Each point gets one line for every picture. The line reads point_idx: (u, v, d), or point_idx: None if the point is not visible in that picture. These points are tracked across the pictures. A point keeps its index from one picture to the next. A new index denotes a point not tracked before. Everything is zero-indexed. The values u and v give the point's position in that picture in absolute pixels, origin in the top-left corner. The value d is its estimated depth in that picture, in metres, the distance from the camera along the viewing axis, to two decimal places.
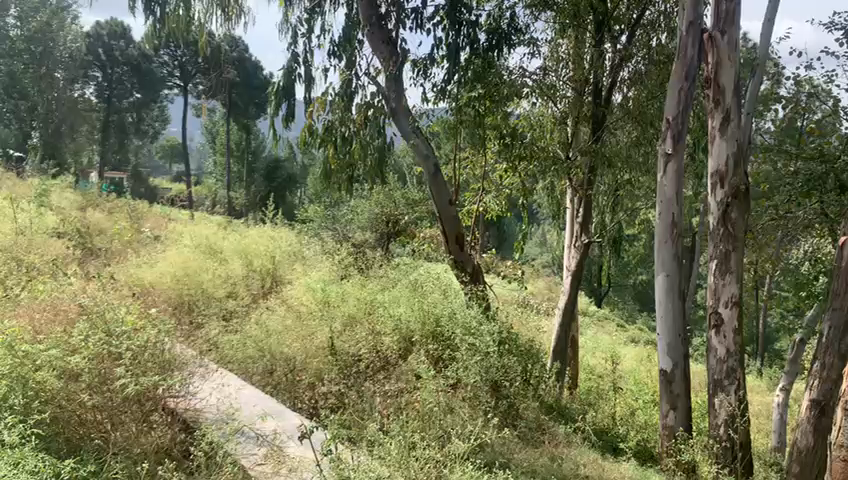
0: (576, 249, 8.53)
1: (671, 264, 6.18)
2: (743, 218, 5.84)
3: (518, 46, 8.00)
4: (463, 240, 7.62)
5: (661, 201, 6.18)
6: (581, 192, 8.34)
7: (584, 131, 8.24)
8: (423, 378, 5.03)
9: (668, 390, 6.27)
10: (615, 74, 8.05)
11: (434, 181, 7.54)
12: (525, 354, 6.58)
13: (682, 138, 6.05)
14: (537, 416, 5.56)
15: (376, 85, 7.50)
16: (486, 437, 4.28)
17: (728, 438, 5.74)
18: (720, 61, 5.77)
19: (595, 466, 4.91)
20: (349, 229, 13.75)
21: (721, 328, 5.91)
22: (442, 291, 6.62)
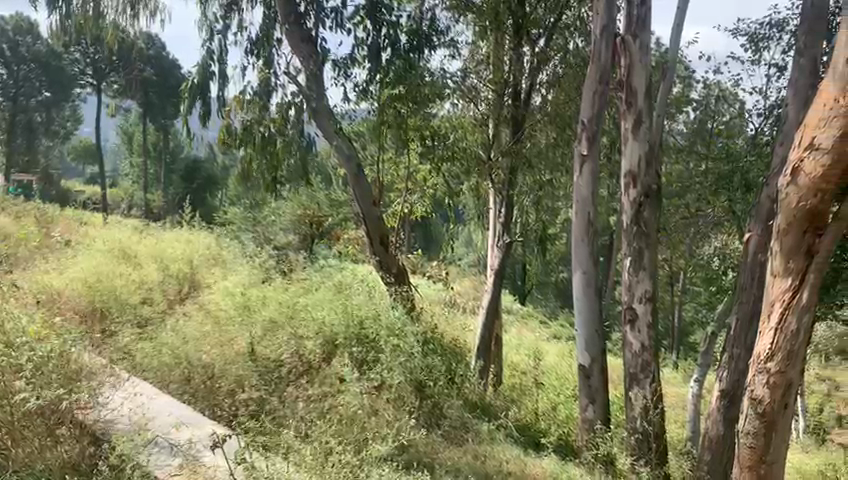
0: (499, 248, 8.57)
1: (588, 261, 6.33)
2: (655, 216, 6.07)
3: (440, 48, 8.05)
4: (388, 242, 7.65)
5: (576, 200, 6.33)
6: (503, 193, 8.48)
7: (504, 132, 8.27)
8: (346, 382, 4.98)
9: (587, 383, 6.45)
10: (534, 76, 8.15)
11: (357, 182, 7.48)
12: (450, 353, 6.63)
13: (597, 139, 6.23)
14: (461, 414, 5.50)
15: (295, 85, 7.40)
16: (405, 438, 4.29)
17: (643, 430, 5.93)
18: (632, 64, 5.94)
19: (518, 462, 4.98)
20: (271, 231, 13.52)
21: (636, 323, 6.12)
22: (368, 292, 6.59)
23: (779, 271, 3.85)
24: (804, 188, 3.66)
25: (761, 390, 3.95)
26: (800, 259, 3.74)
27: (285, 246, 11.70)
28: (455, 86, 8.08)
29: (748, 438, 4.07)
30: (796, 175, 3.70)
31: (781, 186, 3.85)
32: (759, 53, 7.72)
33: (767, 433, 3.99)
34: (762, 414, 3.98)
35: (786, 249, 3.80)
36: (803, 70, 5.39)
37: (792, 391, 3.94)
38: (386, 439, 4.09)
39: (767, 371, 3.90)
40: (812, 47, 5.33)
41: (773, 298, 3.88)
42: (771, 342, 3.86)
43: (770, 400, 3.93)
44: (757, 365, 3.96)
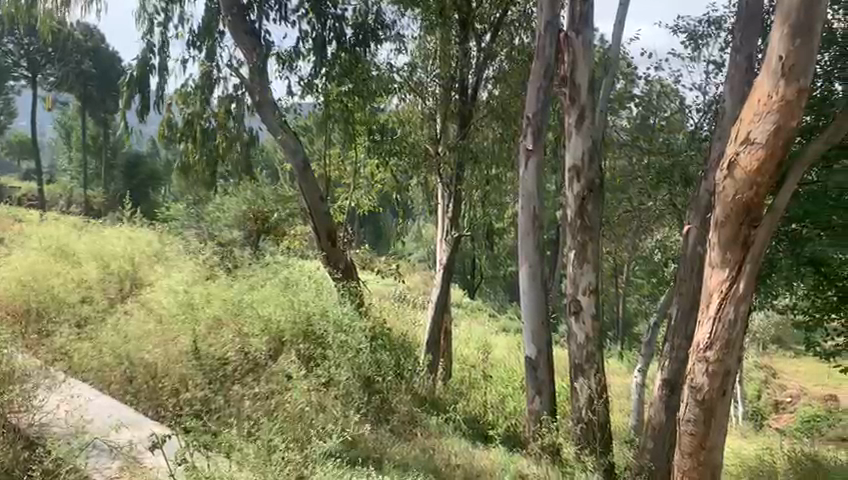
0: (447, 243, 8.60)
1: (534, 255, 6.41)
2: (598, 210, 6.17)
3: (386, 42, 8.00)
4: (336, 238, 7.59)
5: (522, 195, 6.39)
6: (451, 187, 8.49)
7: (452, 127, 8.34)
8: (294, 379, 4.91)
9: (534, 375, 6.50)
10: (481, 71, 8.27)
11: (303, 176, 7.39)
12: (399, 348, 6.60)
13: (541, 135, 6.29)
14: (410, 410, 5.64)
15: (239, 78, 7.26)
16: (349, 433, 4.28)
17: (588, 419, 6.05)
18: (575, 60, 6.00)
19: (465, 455, 5.00)
20: (216, 227, 13.29)
21: (580, 314, 6.23)
22: (316, 288, 6.51)
23: (717, 263, 3.95)
24: (740, 182, 3.77)
25: (701, 378, 4.05)
26: (737, 251, 3.85)
27: (230, 242, 11.50)
28: (401, 80, 8.04)
29: (689, 424, 4.17)
30: (733, 169, 3.81)
31: (717, 180, 3.95)
32: (698, 50, 7.90)
33: (707, 419, 4.10)
34: (702, 401, 4.08)
35: (723, 241, 3.90)
36: (738, 68, 5.55)
37: (730, 378, 4.06)
38: (331, 436, 4.06)
39: (707, 360, 4.00)
40: (747, 44, 5.46)
41: (711, 289, 3.98)
42: (710, 332, 3.97)
43: (709, 388, 4.04)
44: (696, 354, 4.06)
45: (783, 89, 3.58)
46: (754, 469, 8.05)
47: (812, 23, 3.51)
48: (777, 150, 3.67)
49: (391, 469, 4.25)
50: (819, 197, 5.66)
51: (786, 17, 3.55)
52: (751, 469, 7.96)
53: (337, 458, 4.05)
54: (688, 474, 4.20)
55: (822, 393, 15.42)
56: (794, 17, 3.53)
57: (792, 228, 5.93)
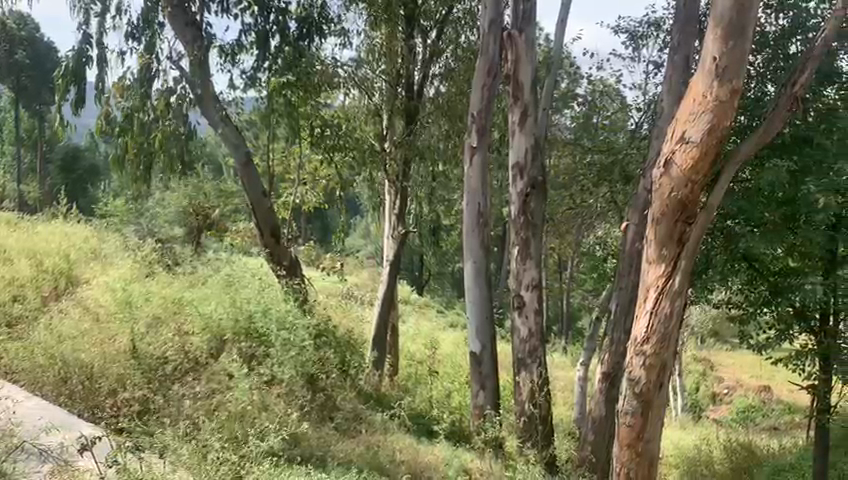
0: (394, 239, 8.62)
1: (478, 251, 6.46)
2: (541, 206, 6.29)
3: (331, 36, 7.94)
4: (279, 234, 7.50)
5: (467, 191, 6.42)
6: (397, 184, 8.49)
7: (398, 122, 8.34)
8: (235, 378, 4.84)
9: (478, 370, 6.55)
10: (427, 67, 8.25)
11: (245, 171, 7.28)
12: (345, 346, 6.51)
13: (486, 132, 6.33)
14: (354, 407, 5.64)
15: (179, 70, 7.10)
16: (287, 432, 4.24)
17: (530, 412, 6.15)
18: (518, 58, 6.08)
19: (410, 451, 5.02)
20: (157, 223, 13.04)
21: (524, 310, 6.31)
22: (259, 285, 6.41)
23: (653, 259, 4.05)
24: (676, 180, 3.86)
25: (638, 372, 4.14)
26: (673, 247, 3.95)
27: (171, 239, 11.24)
28: (347, 75, 7.96)
29: (627, 416, 4.27)
30: (669, 167, 3.89)
31: (654, 177, 4.04)
32: (639, 50, 8.07)
33: (645, 412, 4.20)
34: (640, 394, 4.18)
35: (660, 238, 4.00)
36: (676, 68, 5.70)
37: (667, 371, 4.16)
38: (270, 436, 4.04)
39: (644, 354, 4.10)
40: (685, 45, 5.63)
41: (649, 284, 4.07)
42: (647, 326, 4.06)
43: (646, 381, 4.13)
44: (634, 348, 4.15)
45: (717, 90, 3.69)
46: (691, 458, 8.28)
47: (745, 25, 3.62)
48: (711, 148, 3.78)
49: (332, 467, 4.24)
50: (753, 190, 5.26)
51: (719, 19, 3.65)
52: (688, 459, 8.16)
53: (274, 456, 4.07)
54: (627, 465, 4.29)
55: (757, 385, 15.95)
56: (727, 19, 3.63)
57: (728, 223, 5.51)
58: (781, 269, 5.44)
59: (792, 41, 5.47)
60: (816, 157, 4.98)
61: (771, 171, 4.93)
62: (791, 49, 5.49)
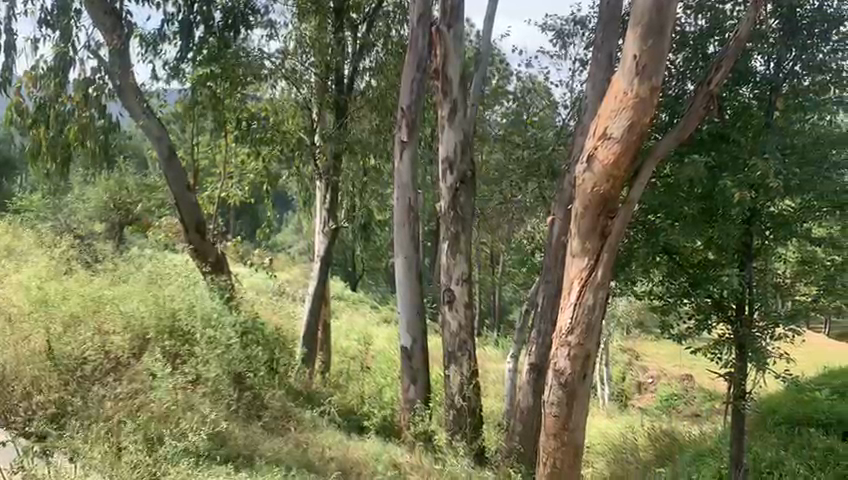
0: (324, 234, 8.53)
1: (409, 246, 6.46)
2: (470, 201, 6.36)
3: (257, 27, 7.77)
4: (205, 230, 7.34)
5: (397, 186, 6.41)
6: (326, 178, 8.39)
7: (328, 116, 8.30)
8: (159, 377, 4.73)
9: (408, 364, 6.56)
10: (357, 61, 8.21)
11: (168, 166, 7.07)
12: (273, 342, 6.44)
13: (415, 127, 6.33)
14: (282, 405, 5.61)
15: (97, 60, 6.84)
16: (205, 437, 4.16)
17: (460, 405, 6.22)
18: (447, 54, 6.11)
19: (339, 447, 5.00)
20: (76, 219, 12.54)
21: (454, 304, 6.36)
22: (182, 283, 6.24)
23: (577, 252, 4.14)
24: (598, 175, 3.96)
25: (563, 362, 4.23)
26: (596, 240, 4.05)
27: (90, 235, 10.84)
28: (273, 67, 7.84)
29: (553, 406, 4.34)
30: (591, 163, 3.98)
31: (578, 172, 4.12)
32: (566, 48, 8.21)
33: (570, 402, 4.28)
34: (565, 384, 4.26)
35: (583, 232, 4.09)
36: (600, 66, 5.85)
37: (591, 362, 4.25)
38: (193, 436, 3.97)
39: (569, 345, 4.18)
40: (608, 44, 5.75)
41: (572, 277, 4.16)
42: (571, 318, 4.15)
43: (571, 371, 4.22)
44: (559, 339, 4.23)
45: (637, 87, 3.80)
46: (617, 445, 8.51)
47: (663, 24, 3.75)
48: (631, 144, 3.88)
49: (260, 466, 4.18)
50: (673, 186, 5.42)
51: (639, 18, 3.78)
52: (614, 447, 8.39)
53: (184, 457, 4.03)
54: (554, 454, 4.38)
55: (679, 373, 16.51)
56: (646, 18, 3.76)
57: (650, 217, 5.68)
58: (699, 262, 5.63)
59: (710, 41, 5.45)
60: (732, 154, 5.21)
61: (689, 166, 5.11)
62: (709, 49, 5.46)
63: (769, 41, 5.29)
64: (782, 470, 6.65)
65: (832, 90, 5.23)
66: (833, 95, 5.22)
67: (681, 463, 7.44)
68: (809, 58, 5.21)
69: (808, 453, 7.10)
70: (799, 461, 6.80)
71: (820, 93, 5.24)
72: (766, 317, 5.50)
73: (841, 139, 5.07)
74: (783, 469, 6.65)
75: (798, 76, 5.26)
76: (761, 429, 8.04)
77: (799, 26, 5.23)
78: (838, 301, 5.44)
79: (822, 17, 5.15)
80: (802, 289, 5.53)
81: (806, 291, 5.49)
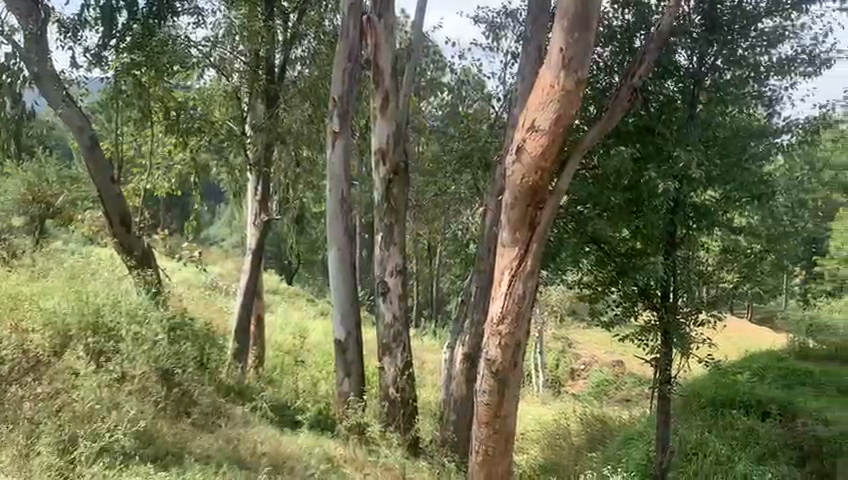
0: (256, 226, 8.34)
1: (343, 238, 6.40)
2: (403, 192, 6.38)
3: (183, 14, 7.54)
4: (130, 223, 7.10)
5: (330, 177, 6.34)
6: (257, 169, 8.23)
7: (260, 105, 8.15)
8: (83, 375, 4.57)
9: (343, 357, 6.50)
10: (288, 50, 8.11)
11: (91, 155, 6.80)
12: (203, 336, 6.29)
13: (348, 117, 6.28)
14: (213, 401, 5.53)
15: (12, 46, 6.50)
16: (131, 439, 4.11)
17: (394, 396, 6.24)
18: (378, 43, 6.08)
19: (272, 442, 4.93)
20: None
21: (388, 295, 6.35)
22: (106, 279, 6.02)
23: (507, 243, 4.18)
24: (527, 167, 4.00)
25: (495, 351, 4.27)
26: (525, 231, 4.10)
27: (8, 229, 10.34)
28: (201, 55, 7.60)
29: (485, 396, 4.39)
30: (520, 154, 4.02)
31: (507, 164, 4.16)
32: (498, 40, 8.26)
33: (502, 390, 4.33)
34: (496, 373, 4.30)
35: (512, 222, 4.13)
36: (530, 57, 5.93)
37: (521, 350, 4.32)
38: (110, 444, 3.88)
39: (500, 334, 4.23)
40: (537, 37, 5.85)
41: (503, 267, 4.20)
42: (502, 307, 4.19)
43: (502, 360, 4.27)
44: (490, 329, 4.27)
45: (563, 81, 3.85)
46: (551, 431, 8.68)
47: (588, 18, 3.81)
48: (558, 136, 3.93)
49: (188, 464, 4.07)
50: (601, 177, 5.49)
51: (565, 12, 3.83)
52: (548, 433, 8.55)
53: (106, 457, 3.92)
54: (486, 442, 4.42)
55: (611, 359, 16.94)
56: (571, 12, 3.81)
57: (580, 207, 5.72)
58: (627, 251, 5.71)
59: (636, 36, 5.60)
60: (657, 145, 5.33)
61: (616, 158, 5.18)
62: (635, 43, 5.61)
63: (692, 36, 5.45)
64: (706, 450, 6.91)
65: (750, 84, 5.44)
66: (751, 89, 5.44)
67: (612, 447, 7.63)
68: (729, 53, 5.41)
69: (731, 434, 7.39)
70: (722, 441, 7.07)
71: (739, 87, 5.40)
72: (690, 303, 5.71)
73: (758, 131, 5.30)
74: (707, 450, 6.91)
75: (720, 71, 5.45)
76: (687, 412, 8.31)
77: (720, 22, 5.41)
78: (757, 288, 5.69)
79: (742, 13, 5.36)
80: (723, 275, 5.77)
81: (727, 277, 5.75)
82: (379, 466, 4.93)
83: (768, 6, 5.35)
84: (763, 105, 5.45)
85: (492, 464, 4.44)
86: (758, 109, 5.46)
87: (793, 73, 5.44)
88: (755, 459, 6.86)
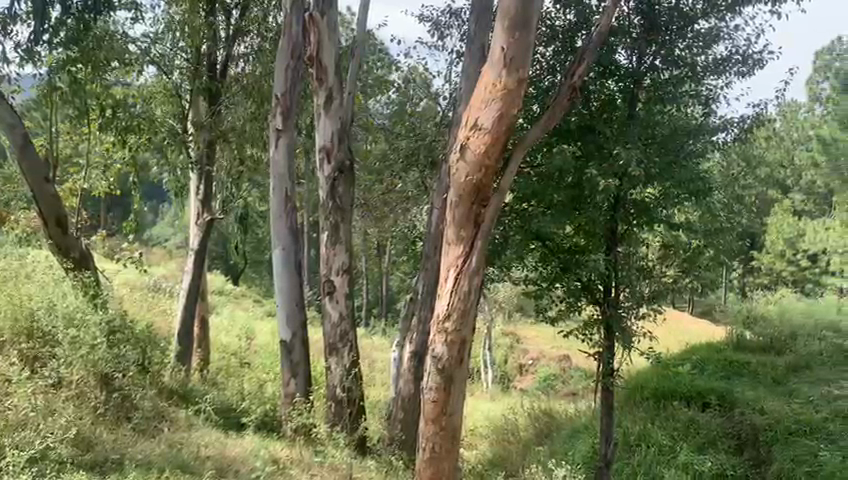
0: (199, 226, 8.16)
1: (288, 237, 6.35)
2: (348, 191, 6.33)
3: (120, 9, 7.35)
4: (66, 223, 6.88)
5: (273, 175, 6.27)
6: (200, 168, 8.09)
7: (202, 102, 8.08)
8: (16, 383, 4.40)
9: (289, 358, 6.42)
10: (231, 46, 8.04)
11: (23, 154, 6.56)
12: (145, 337, 6.14)
13: (291, 116, 6.21)
14: (155, 404, 5.39)
15: None
16: (65, 447, 4.02)
17: (341, 396, 6.21)
18: (321, 40, 6.03)
19: (216, 445, 4.85)
20: None
21: (334, 294, 6.30)
22: (41, 281, 5.81)
23: (452, 241, 4.20)
24: (471, 164, 4.03)
25: (441, 348, 4.29)
26: (470, 229, 4.13)
27: None
28: (139, 52, 7.46)
29: (431, 393, 4.39)
30: (464, 152, 4.05)
31: (451, 161, 4.18)
32: (443, 39, 8.28)
33: (448, 387, 4.34)
34: (443, 370, 4.32)
35: (457, 220, 4.16)
36: (473, 56, 5.97)
37: (467, 347, 4.34)
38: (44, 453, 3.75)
39: (446, 331, 4.24)
40: (480, 35, 5.91)
41: (448, 265, 4.22)
42: (448, 304, 4.20)
43: (448, 357, 4.29)
44: (436, 326, 4.28)
45: (505, 79, 3.89)
46: (499, 426, 8.77)
47: (529, 18, 3.86)
48: (501, 134, 3.97)
49: (128, 470, 3.97)
50: (545, 175, 5.57)
51: (506, 11, 3.87)
52: (497, 428, 8.64)
53: (41, 465, 3.80)
54: (432, 440, 4.43)
55: (558, 354, 17.21)
56: (512, 12, 3.86)
57: (524, 205, 5.80)
58: (570, 247, 5.81)
59: (579, 35, 5.67)
60: (597, 144, 5.46)
61: (559, 156, 5.36)
62: (577, 43, 5.68)
63: (631, 36, 5.52)
64: (648, 441, 7.09)
65: (688, 83, 5.56)
66: (688, 88, 5.56)
67: (559, 441, 7.75)
68: (667, 53, 5.54)
69: (673, 424, 7.58)
70: (664, 432, 7.25)
71: (678, 86, 5.52)
72: (631, 297, 5.81)
73: (696, 130, 5.42)
74: (650, 441, 7.09)
75: (658, 70, 5.57)
76: (630, 404, 8.52)
77: (658, 22, 5.53)
78: (695, 281, 5.87)
79: (679, 14, 5.50)
80: (664, 270, 5.93)
81: (667, 272, 5.91)
82: (326, 466, 4.91)
83: (704, 8, 5.49)
84: (700, 104, 5.60)
85: (439, 461, 4.45)
86: (694, 108, 5.60)
87: (728, 72, 5.61)
88: (696, 448, 7.06)
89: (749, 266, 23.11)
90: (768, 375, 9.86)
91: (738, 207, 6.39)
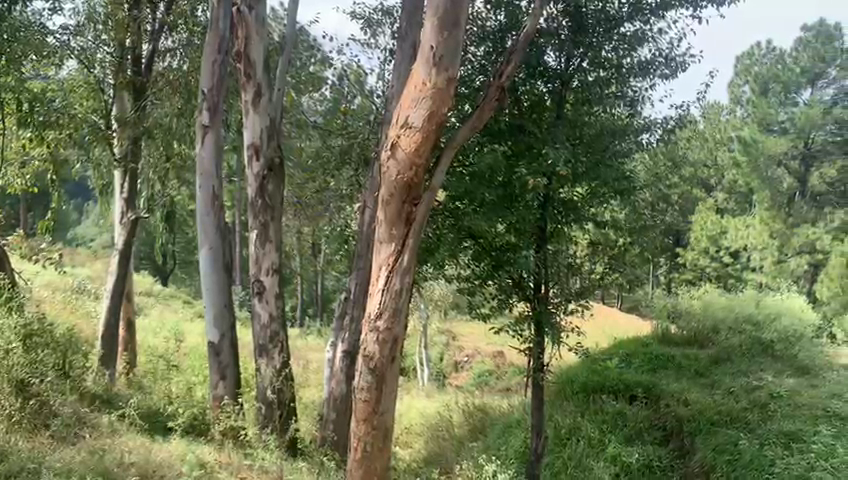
0: (124, 226, 7.89)
1: (216, 236, 6.21)
2: (278, 189, 6.25)
3: None
4: None
5: (199, 172, 6.11)
6: (124, 163, 7.68)
7: (127, 98, 7.78)
8: None
9: (217, 360, 6.29)
10: (157, 40, 7.83)
11: None
12: (64, 341, 5.91)
13: (218, 111, 6.08)
14: (75, 410, 5.16)
15: None
16: None
17: (271, 397, 6.11)
18: (249, 36, 6.03)
19: (139, 451, 4.69)
20: None
21: (264, 295, 6.20)
22: None
23: (383, 239, 4.19)
24: (401, 163, 4.03)
25: (372, 347, 4.26)
26: (401, 227, 4.13)
27: None
28: (59, 45, 7.25)
29: (363, 392, 4.37)
30: (395, 151, 4.05)
31: (382, 160, 4.17)
32: (375, 36, 8.24)
33: (379, 385, 4.33)
34: (374, 368, 4.30)
35: (388, 219, 4.15)
36: (404, 55, 6.00)
37: (398, 346, 4.32)
38: None
39: (377, 329, 4.22)
40: (410, 34, 5.92)
41: (380, 264, 4.20)
42: (379, 303, 4.19)
43: (380, 356, 4.27)
44: (368, 324, 4.26)
45: (435, 78, 3.90)
46: (432, 424, 8.80)
47: (458, 18, 3.90)
48: (431, 133, 3.98)
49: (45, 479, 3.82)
50: (477, 174, 5.54)
51: (436, 11, 3.90)
52: (431, 426, 8.67)
53: None
54: (363, 439, 4.40)
55: (493, 351, 17.39)
56: (441, 11, 3.89)
57: (456, 203, 5.74)
58: (501, 245, 5.76)
59: (508, 36, 5.71)
60: (527, 143, 5.49)
61: (489, 155, 5.38)
62: (507, 43, 5.72)
63: (559, 38, 5.58)
64: (578, 435, 7.23)
65: (613, 85, 5.69)
66: (614, 89, 5.71)
67: (492, 436, 7.83)
68: (594, 55, 5.58)
69: (601, 417, 7.74)
70: (593, 425, 7.42)
71: (604, 88, 5.66)
72: (560, 293, 5.94)
73: (622, 131, 5.62)
74: (579, 435, 7.24)
75: (585, 72, 5.64)
76: (560, 399, 8.70)
77: (585, 23, 5.56)
78: (621, 277, 6.10)
79: (605, 17, 5.57)
80: (592, 267, 6.08)
81: (595, 269, 6.07)
82: (255, 470, 4.81)
83: (630, 12, 5.60)
84: (625, 105, 5.76)
85: (370, 461, 4.42)
86: (621, 109, 5.76)
87: (652, 74, 5.76)
88: (623, 441, 7.25)
89: (675, 262, 23.79)
90: (692, 366, 10.15)
91: (660, 205, 6.60)
